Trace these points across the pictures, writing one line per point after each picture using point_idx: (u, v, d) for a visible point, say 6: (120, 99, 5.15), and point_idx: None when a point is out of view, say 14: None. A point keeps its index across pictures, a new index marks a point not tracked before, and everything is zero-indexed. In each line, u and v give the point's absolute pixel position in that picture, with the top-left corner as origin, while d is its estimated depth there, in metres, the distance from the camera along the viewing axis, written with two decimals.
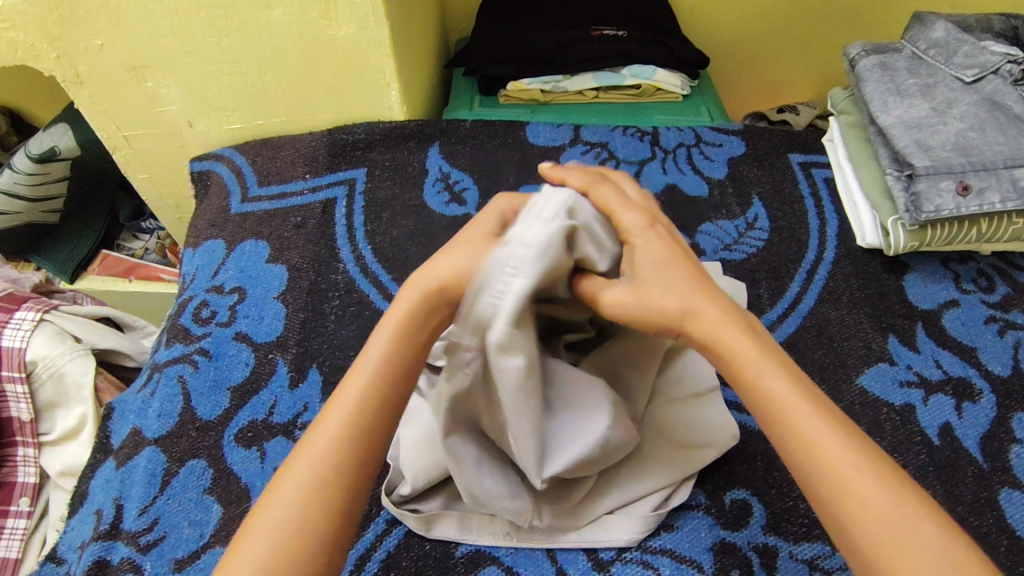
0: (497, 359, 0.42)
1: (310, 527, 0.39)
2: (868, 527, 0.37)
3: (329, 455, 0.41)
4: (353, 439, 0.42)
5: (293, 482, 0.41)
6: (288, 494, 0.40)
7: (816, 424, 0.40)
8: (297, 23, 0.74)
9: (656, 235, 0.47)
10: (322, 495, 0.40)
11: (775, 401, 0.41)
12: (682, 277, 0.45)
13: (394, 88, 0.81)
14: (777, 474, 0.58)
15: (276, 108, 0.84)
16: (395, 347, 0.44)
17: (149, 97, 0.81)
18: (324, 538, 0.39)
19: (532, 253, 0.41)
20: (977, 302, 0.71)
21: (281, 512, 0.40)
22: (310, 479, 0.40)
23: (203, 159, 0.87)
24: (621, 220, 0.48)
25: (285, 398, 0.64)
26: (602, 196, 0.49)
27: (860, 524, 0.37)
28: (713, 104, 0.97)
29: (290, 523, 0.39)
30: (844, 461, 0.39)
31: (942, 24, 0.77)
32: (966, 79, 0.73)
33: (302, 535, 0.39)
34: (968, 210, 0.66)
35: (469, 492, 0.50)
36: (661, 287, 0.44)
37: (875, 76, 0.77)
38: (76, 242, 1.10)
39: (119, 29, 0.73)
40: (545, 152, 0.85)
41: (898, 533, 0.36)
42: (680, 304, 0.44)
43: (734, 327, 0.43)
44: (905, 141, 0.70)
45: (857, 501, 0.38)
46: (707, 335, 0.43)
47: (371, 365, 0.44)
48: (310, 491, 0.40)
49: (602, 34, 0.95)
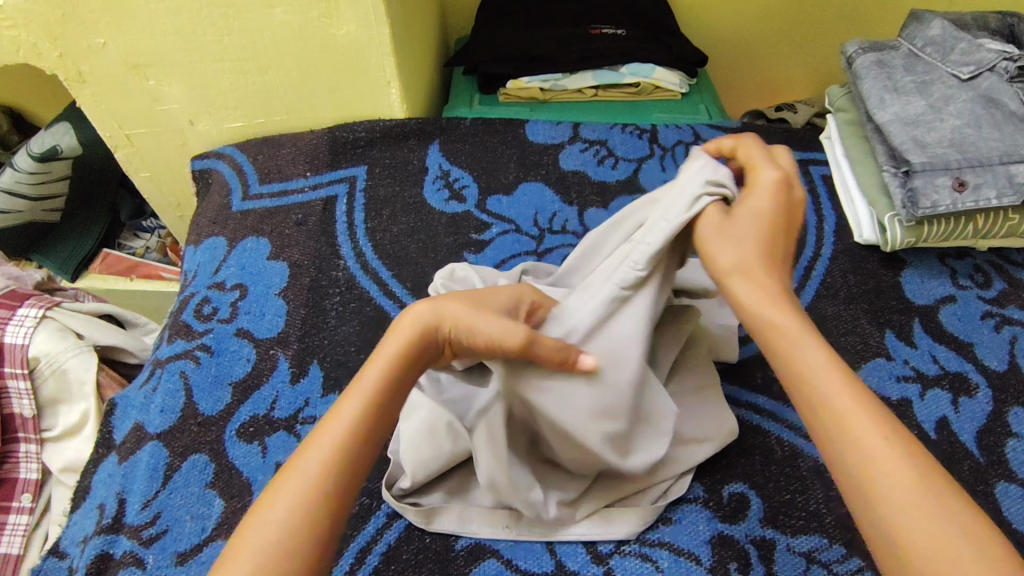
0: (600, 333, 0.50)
1: (297, 548, 0.39)
2: (890, 505, 0.37)
3: (318, 478, 0.41)
4: (344, 470, 0.41)
5: (283, 504, 0.40)
6: (282, 509, 0.39)
7: (840, 400, 0.41)
8: (298, 21, 0.74)
9: (777, 197, 0.49)
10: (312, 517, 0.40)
11: (807, 377, 0.42)
12: (767, 239, 0.48)
13: (394, 86, 0.82)
14: (774, 467, 0.59)
15: (277, 107, 0.84)
16: (388, 385, 0.45)
17: (150, 96, 0.82)
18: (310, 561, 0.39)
19: (652, 250, 0.49)
20: (973, 298, 0.71)
21: (268, 535, 0.39)
22: (300, 503, 0.40)
23: (204, 157, 0.87)
24: (758, 173, 0.51)
25: (286, 394, 0.65)
26: (748, 151, 0.53)
27: (881, 503, 0.38)
28: (711, 102, 0.97)
29: (280, 545, 0.38)
30: (869, 439, 0.39)
31: (938, 22, 0.77)
32: (962, 76, 0.73)
33: (289, 558, 0.38)
34: (964, 205, 0.67)
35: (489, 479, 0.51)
36: (733, 236, 0.48)
37: (872, 73, 0.77)
38: (77, 242, 1.10)
39: (121, 27, 0.74)
40: (544, 149, 0.86)
41: (923, 513, 0.36)
42: (735, 259, 0.47)
43: (778, 303, 0.45)
44: (902, 138, 0.70)
45: (878, 478, 0.38)
46: (751, 298, 0.46)
47: (365, 392, 0.44)
48: (298, 515, 0.39)
49: (601, 33, 0.95)
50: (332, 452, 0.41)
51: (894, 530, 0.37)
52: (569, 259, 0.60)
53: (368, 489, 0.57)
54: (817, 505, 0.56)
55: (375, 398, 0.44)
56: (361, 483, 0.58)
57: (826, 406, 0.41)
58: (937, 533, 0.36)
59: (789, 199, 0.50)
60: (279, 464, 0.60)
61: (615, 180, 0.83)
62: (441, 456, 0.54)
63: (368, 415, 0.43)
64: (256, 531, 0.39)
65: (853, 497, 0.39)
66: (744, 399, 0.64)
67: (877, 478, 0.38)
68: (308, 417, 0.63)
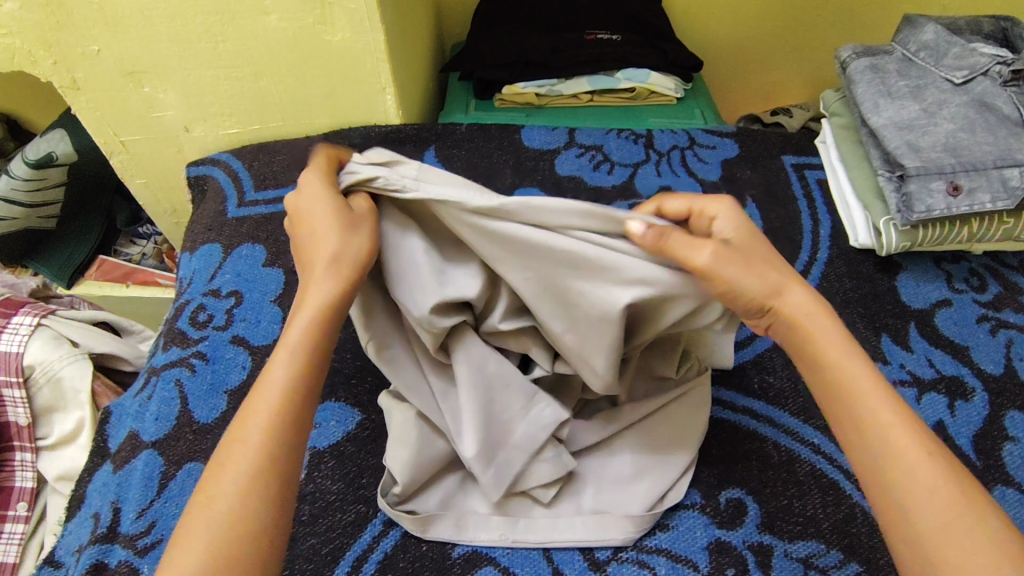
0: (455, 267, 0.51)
1: (249, 509, 0.40)
2: (927, 522, 0.40)
3: (262, 440, 0.42)
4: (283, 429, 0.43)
5: (233, 471, 0.41)
6: (230, 478, 0.41)
7: (883, 411, 0.43)
8: (293, 28, 0.74)
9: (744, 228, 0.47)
10: (271, 474, 0.42)
11: (854, 386, 0.44)
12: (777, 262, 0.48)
13: (390, 92, 0.82)
14: (771, 473, 0.59)
15: (273, 113, 0.84)
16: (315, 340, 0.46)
17: (146, 103, 0.82)
18: (264, 519, 0.41)
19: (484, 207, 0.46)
20: (969, 302, 0.72)
21: (221, 504, 0.40)
22: (248, 470, 0.41)
23: (199, 164, 0.87)
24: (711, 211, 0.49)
25: None
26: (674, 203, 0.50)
27: (919, 520, 0.40)
28: (706, 107, 0.97)
29: (230, 512, 0.40)
30: (913, 454, 0.42)
31: (931, 26, 0.77)
32: (955, 81, 0.74)
33: (244, 519, 0.40)
34: (958, 210, 0.67)
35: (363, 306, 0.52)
36: (749, 269, 0.46)
37: (866, 77, 0.77)
38: (75, 246, 1.10)
39: (116, 34, 0.74)
40: (539, 155, 0.86)
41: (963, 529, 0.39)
42: (773, 285, 0.46)
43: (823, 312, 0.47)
44: (896, 142, 0.70)
45: (919, 491, 0.41)
46: (794, 312, 0.46)
47: (294, 349, 0.45)
48: (249, 480, 0.41)
49: (596, 38, 0.96)
50: (274, 407, 0.44)
51: (926, 545, 0.39)
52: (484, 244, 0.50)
53: (364, 496, 0.57)
54: (814, 510, 0.56)
55: (302, 346, 0.45)
56: (358, 491, 0.57)
57: (869, 420, 0.43)
58: (973, 551, 0.38)
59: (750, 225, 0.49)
60: None
61: (610, 185, 0.83)
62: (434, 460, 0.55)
63: (300, 369, 0.45)
64: (215, 495, 0.41)
65: (884, 502, 0.42)
66: (740, 404, 0.64)
67: (919, 495, 0.40)
68: None
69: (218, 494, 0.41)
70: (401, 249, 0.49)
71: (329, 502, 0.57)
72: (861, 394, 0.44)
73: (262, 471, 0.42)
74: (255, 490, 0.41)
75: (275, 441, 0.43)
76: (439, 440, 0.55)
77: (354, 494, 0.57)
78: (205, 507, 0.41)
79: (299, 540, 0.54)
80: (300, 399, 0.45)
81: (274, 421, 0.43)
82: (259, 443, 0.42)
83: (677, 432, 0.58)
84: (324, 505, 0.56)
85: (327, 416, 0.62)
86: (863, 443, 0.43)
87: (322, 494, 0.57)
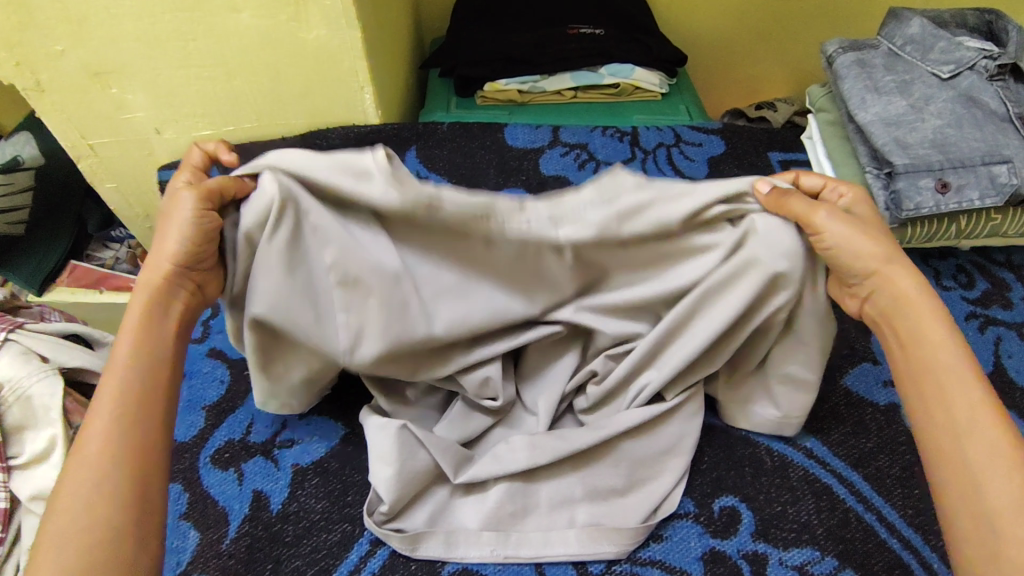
0: (450, 296, 0.54)
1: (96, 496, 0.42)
2: (994, 490, 0.42)
3: (101, 438, 0.44)
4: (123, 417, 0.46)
5: (78, 468, 0.43)
6: (78, 474, 0.43)
7: (965, 393, 0.45)
8: (265, 26, 0.71)
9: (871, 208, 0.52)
10: (111, 513, 0.42)
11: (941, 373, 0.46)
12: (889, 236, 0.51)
13: (369, 91, 0.80)
14: (765, 479, 0.58)
15: (247, 113, 0.81)
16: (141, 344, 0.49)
17: (114, 104, 0.79)
18: (112, 501, 0.43)
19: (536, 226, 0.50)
20: (957, 299, 0.71)
21: (71, 501, 0.42)
22: (91, 463, 0.43)
23: (172, 166, 0.84)
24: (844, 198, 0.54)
25: (262, 416, 0.61)
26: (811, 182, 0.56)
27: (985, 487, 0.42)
28: (691, 103, 0.96)
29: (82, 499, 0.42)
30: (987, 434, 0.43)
31: (917, 20, 0.76)
32: (942, 75, 0.72)
33: (90, 508, 0.42)
34: (947, 208, 0.65)
35: (324, 282, 0.51)
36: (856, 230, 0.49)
37: (853, 73, 0.75)
38: (43, 254, 1.07)
39: (81, 34, 0.71)
40: (524, 154, 0.84)
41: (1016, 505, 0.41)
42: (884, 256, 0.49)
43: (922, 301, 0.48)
44: (884, 138, 0.69)
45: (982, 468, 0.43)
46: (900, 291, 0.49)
47: (127, 347, 0.48)
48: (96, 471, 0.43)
49: (579, 33, 0.94)
50: (106, 432, 0.45)
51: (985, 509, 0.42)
52: (472, 280, 0.54)
53: (350, 515, 0.55)
54: (809, 516, 0.56)
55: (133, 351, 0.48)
56: (343, 509, 0.56)
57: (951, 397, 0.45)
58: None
59: (857, 213, 0.52)
60: (258, 493, 0.56)
61: None
62: (388, 456, 0.53)
63: (131, 372, 0.47)
64: (69, 493, 0.43)
65: (952, 480, 0.44)
66: None
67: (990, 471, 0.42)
68: (287, 440, 0.60)
69: (65, 499, 0.42)
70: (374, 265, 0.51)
71: (314, 522, 0.55)
72: (954, 378, 0.46)
73: (113, 467, 0.44)
74: (112, 459, 0.44)
75: (138, 414, 0.46)
76: (421, 450, 0.54)
77: (340, 512, 0.55)
78: (53, 522, 0.42)
79: (284, 563, 0.52)
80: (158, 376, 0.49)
81: (102, 458, 0.44)
82: (114, 407, 0.46)
83: (672, 439, 0.57)
84: (310, 524, 0.55)
85: (311, 432, 0.60)
86: (951, 426, 0.45)
87: (306, 514, 0.55)
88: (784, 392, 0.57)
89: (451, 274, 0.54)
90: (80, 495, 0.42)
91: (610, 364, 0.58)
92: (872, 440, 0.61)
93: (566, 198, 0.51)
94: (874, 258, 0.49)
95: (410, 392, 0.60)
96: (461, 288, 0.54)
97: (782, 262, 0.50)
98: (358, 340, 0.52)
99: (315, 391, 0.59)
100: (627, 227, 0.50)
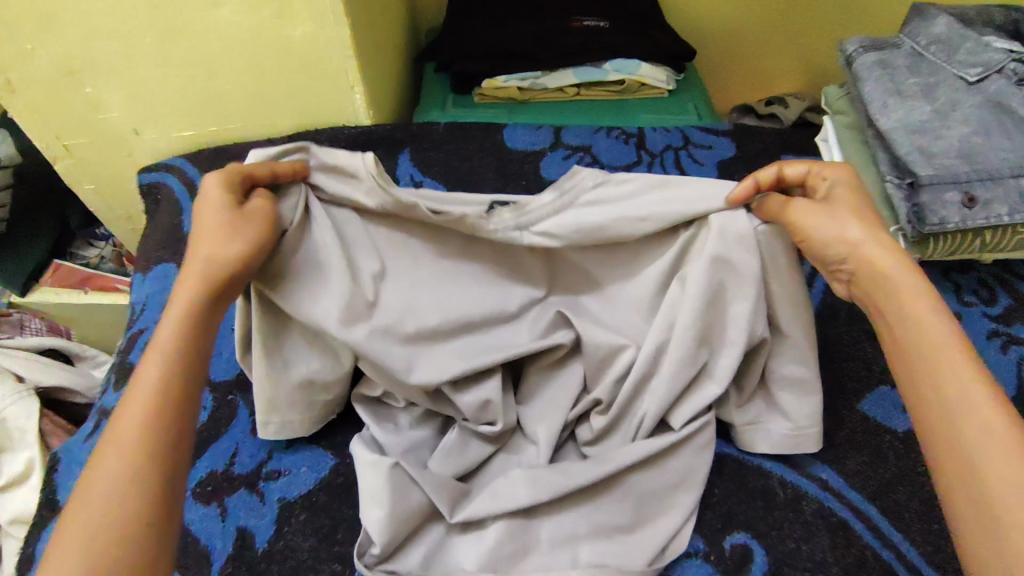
0: (441, 287, 0.55)
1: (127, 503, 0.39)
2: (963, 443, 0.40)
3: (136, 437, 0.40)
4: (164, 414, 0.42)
5: (110, 466, 0.39)
6: (109, 473, 0.39)
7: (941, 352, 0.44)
8: (246, 22, 0.67)
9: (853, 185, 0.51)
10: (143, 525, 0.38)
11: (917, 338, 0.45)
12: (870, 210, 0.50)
13: (359, 90, 0.75)
14: (778, 514, 0.55)
15: (230, 113, 0.77)
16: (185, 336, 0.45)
17: (89, 104, 0.74)
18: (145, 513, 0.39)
19: (503, 222, 0.54)
20: (979, 316, 0.68)
21: (98, 503, 0.38)
22: (126, 463, 0.39)
23: (153, 169, 0.80)
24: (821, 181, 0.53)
25: (248, 445, 0.58)
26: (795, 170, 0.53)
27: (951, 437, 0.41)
28: (700, 100, 0.91)
29: (111, 504, 0.38)
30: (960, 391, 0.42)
31: (943, 19, 0.72)
32: (969, 78, 0.68)
33: (122, 514, 0.38)
34: (974, 223, 0.62)
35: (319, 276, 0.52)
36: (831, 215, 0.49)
37: (874, 74, 0.71)
38: (27, 252, 1.03)
39: (50, 31, 0.66)
40: (524, 157, 0.79)
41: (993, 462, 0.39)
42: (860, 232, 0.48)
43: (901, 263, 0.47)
44: (907, 147, 0.64)
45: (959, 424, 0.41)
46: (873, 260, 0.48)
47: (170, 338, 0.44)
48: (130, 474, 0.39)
49: (583, 26, 0.90)
50: (143, 429, 0.41)
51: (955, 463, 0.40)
52: (461, 275, 0.57)
53: (339, 554, 0.52)
54: (824, 555, 0.53)
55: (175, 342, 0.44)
56: (332, 548, 0.52)
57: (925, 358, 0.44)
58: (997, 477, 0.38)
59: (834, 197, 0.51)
60: (242, 530, 0.53)
61: None
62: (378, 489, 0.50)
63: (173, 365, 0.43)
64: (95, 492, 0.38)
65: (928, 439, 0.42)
66: None
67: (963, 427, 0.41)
68: (272, 471, 0.56)
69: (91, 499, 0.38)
70: (362, 258, 0.54)
71: (301, 562, 0.52)
72: (943, 355, 0.43)
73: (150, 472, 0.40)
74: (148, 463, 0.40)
75: (177, 414, 0.42)
76: (414, 489, 0.51)
77: (328, 551, 0.52)
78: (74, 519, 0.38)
79: None
80: (185, 386, 0.43)
81: (137, 458, 0.40)
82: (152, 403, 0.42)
83: (680, 473, 0.54)
84: (296, 565, 0.51)
85: (298, 462, 0.57)
86: (942, 404, 0.42)
87: (293, 553, 0.52)
88: (791, 398, 0.56)
89: (441, 269, 0.56)
90: (109, 497, 0.38)
91: (612, 392, 0.56)
92: (890, 471, 0.58)
93: (529, 202, 0.54)
94: (839, 236, 0.49)
95: (403, 418, 0.58)
96: (451, 278, 0.56)
97: (742, 260, 0.51)
98: (349, 319, 0.51)
99: (318, 408, 0.57)
100: (582, 234, 0.55)
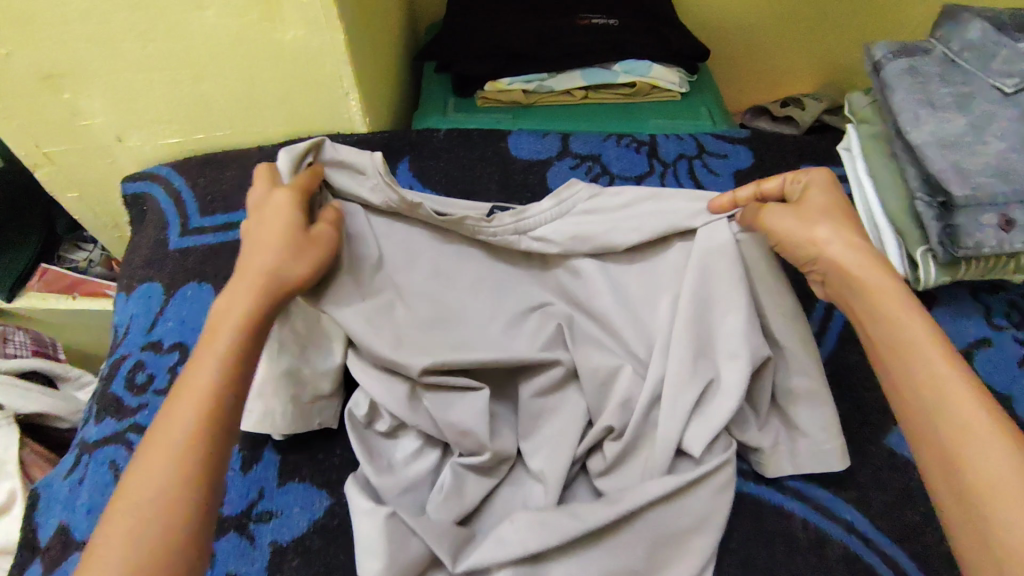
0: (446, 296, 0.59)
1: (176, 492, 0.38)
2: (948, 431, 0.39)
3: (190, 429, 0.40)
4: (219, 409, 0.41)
5: (160, 455, 0.39)
6: (158, 464, 0.39)
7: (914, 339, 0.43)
8: (234, 25, 0.62)
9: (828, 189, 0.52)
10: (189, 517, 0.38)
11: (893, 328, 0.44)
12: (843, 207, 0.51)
13: (355, 97, 0.71)
14: (801, 559, 0.52)
15: (219, 120, 0.73)
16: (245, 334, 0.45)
17: (68, 111, 0.70)
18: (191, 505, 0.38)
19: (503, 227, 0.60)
20: (1010, 341, 0.64)
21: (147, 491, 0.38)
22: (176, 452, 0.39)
23: (137, 178, 0.76)
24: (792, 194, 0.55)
25: (237, 483, 0.55)
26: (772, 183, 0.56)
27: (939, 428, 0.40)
28: (714, 104, 0.87)
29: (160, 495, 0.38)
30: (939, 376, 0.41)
31: (978, 23, 0.68)
32: (1006, 89, 0.64)
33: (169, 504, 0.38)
34: (1013, 247, 0.57)
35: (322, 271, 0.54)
36: (809, 214, 0.51)
37: (904, 83, 0.67)
38: (12, 256, 0.99)
39: (24, 35, 0.62)
40: (529, 167, 0.75)
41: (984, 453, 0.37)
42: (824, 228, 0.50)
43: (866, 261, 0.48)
44: (941, 164, 0.60)
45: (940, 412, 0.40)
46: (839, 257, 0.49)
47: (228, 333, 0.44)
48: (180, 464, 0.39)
49: (590, 24, 0.85)
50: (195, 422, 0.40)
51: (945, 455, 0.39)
52: (466, 284, 0.60)
53: None
54: None
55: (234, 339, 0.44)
56: None
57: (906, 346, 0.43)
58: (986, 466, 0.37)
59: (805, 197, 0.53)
60: None
61: None
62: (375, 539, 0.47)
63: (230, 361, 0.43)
64: (147, 478, 0.38)
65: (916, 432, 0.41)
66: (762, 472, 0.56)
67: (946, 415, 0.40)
68: (263, 512, 0.53)
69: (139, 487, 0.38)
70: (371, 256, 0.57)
71: None
72: (917, 354, 0.42)
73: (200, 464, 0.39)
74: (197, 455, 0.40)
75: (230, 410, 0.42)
76: (413, 538, 0.48)
77: None
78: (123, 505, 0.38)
79: None
80: (238, 392, 0.43)
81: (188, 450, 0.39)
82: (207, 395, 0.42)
83: (699, 516, 0.51)
84: None
85: (291, 501, 0.54)
86: (919, 402, 0.41)
87: None
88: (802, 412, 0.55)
89: (447, 281, 0.59)
90: (158, 486, 0.38)
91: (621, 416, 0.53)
92: (919, 512, 0.54)
93: (529, 209, 0.60)
94: (807, 236, 0.50)
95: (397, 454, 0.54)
96: (458, 288, 0.60)
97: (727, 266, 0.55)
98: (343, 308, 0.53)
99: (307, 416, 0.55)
100: (581, 238, 0.59)
